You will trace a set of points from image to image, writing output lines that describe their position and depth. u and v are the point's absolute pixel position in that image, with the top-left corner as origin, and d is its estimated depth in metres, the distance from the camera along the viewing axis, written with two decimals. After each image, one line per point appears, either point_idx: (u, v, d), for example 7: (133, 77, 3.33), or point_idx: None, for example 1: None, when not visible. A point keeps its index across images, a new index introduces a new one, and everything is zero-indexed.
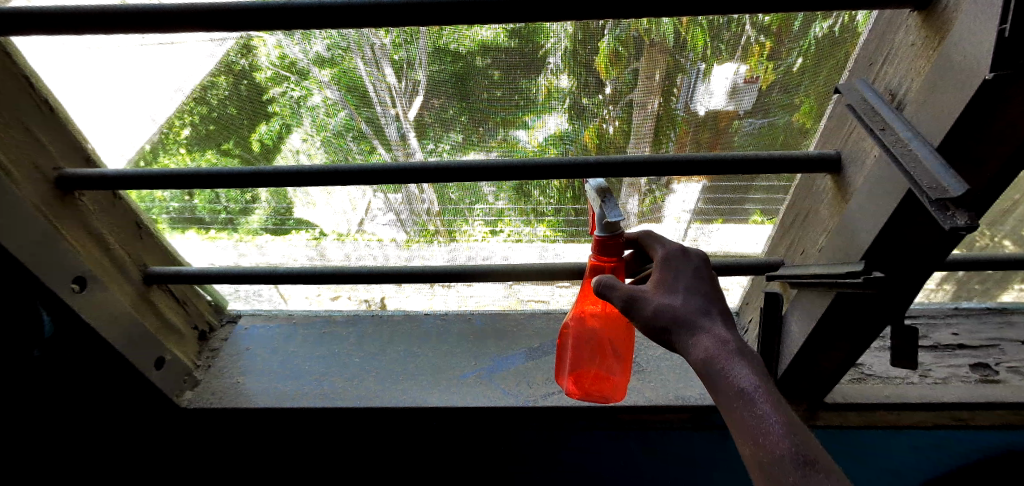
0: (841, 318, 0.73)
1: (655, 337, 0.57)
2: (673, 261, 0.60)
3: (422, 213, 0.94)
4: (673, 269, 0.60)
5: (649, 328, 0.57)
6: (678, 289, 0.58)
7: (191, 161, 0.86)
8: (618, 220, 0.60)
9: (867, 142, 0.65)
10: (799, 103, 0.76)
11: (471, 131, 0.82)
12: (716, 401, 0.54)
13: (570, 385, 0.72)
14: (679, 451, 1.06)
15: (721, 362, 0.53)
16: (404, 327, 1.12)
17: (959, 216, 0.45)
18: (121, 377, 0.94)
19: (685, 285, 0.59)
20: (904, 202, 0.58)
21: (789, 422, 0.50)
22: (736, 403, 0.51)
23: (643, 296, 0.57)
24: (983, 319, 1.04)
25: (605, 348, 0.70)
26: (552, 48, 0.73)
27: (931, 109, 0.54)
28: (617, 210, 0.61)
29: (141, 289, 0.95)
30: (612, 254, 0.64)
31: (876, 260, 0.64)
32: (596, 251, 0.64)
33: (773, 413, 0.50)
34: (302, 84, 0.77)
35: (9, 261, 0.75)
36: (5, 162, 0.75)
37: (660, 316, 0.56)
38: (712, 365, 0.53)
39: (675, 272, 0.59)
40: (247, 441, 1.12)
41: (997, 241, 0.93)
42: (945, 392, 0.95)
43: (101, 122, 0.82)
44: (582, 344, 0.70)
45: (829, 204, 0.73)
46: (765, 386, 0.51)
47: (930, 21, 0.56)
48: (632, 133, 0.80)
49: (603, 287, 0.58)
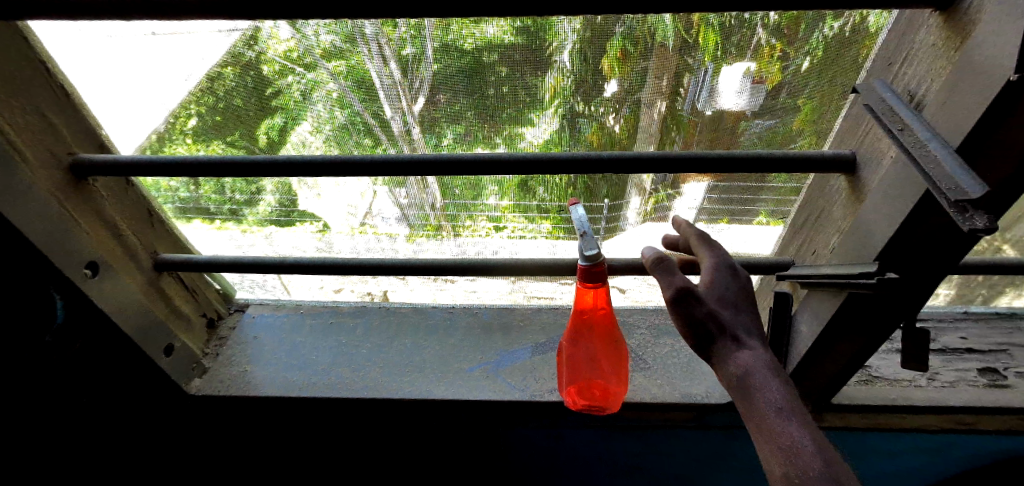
0: (851, 318, 0.73)
1: (693, 341, 0.56)
2: (725, 271, 0.59)
3: (427, 207, 0.94)
4: (724, 279, 0.58)
5: (690, 330, 0.56)
6: (726, 299, 0.57)
7: (199, 151, 0.86)
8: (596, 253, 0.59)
9: (883, 143, 0.65)
10: (801, 105, 0.76)
11: (477, 127, 0.83)
12: (744, 416, 0.54)
13: (571, 396, 0.70)
14: (683, 449, 1.06)
15: (757, 378, 0.53)
16: (411, 320, 1.12)
17: (977, 218, 0.45)
18: (132, 363, 0.95)
19: (732, 296, 0.57)
20: (921, 203, 0.57)
21: (820, 446, 0.51)
22: (768, 420, 0.52)
23: (694, 296, 0.56)
24: (992, 325, 1.03)
25: (605, 360, 0.69)
26: (559, 47, 0.73)
27: (950, 110, 0.53)
28: (592, 242, 0.59)
29: (152, 275, 0.95)
30: (597, 281, 0.61)
31: (890, 261, 0.64)
32: (580, 278, 0.62)
33: (805, 435, 0.51)
34: (310, 77, 0.77)
35: (24, 246, 0.75)
36: (4, 125, 0.73)
37: (703, 322, 0.55)
38: (748, 379, 0.53)
39: (725, 282, 0.58)
40: (253, 430, 1.13)
41: (997, 245, 0.93)
42: (953, 396, 0.95)
43: (114, 110, 0.83)
44: (582, 358, 0.69)
45: (844, 205, 0.73)
46: (799, 408, 0.52)
47: (952, 21, 0.55)
48: (639, 132, 0.80)
49: (660, 263, 0.58)
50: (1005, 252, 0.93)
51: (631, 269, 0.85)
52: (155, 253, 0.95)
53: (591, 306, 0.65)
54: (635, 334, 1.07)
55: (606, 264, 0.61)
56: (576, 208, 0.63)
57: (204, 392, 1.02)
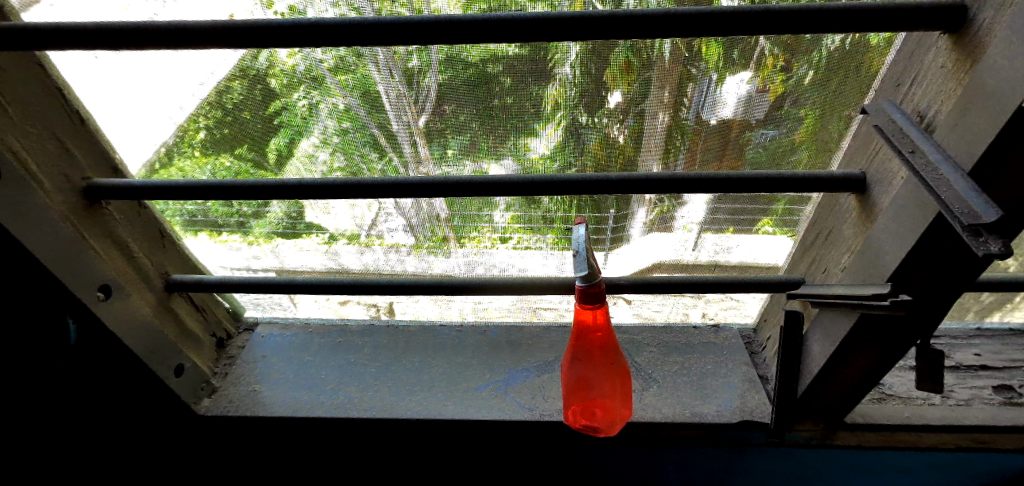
0: (865, 338, 0.72)
1: None
2: None
3: (433, 219, 0.94)
4: None
5: None
6: None
7: (205, 164, 0.86)
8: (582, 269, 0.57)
9: (893, 164, 0.65)
10: (804, 116, 0.76)
11: (483, 139, 0.83)
12: None
13: (573, 417, 0.68)
14: (694, 469, 1.04)
15: None
16: (419, 338, 1.12)
17: (992, 242, 0.44)
18: (141, 383, 0.95)
19: None
20: (931, 226, 0.57)
21: None
22: None
23: None
24: (1006, 341, 1.04)
25: (616, 385, 0.65)
26: (560, 59, 0.74)
27: (960, 132, 0.53)
28: (581, 262, 0.57)
29: (162, 296, 0.96)
30: (595, 302, 0.59)
31: (904, 282, 0.63)
32: (579, 301, 0.60)
33: None
34: (316, 91, 0.78)
35: (37, 270, 0.76)
36: (19, 149, 0.75)
37: None
38: None
39: None
40: (259, 452, 1.12)
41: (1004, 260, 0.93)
42: (968, 414, 0.94)
43: (123, 126, 0.83)
44: (596, 381, 0.65)
45: (853, 224, 0.73)
46: None
47: (961, 44, 0.56)
48: (642, 143, 0.80)
49: None
50: (1009, 267, 0.93)
51: (639, 285, 0.86)
52: (166, 274, 0.96)
53: (590, 322, 0.62)
54: (644, 352, 1.06)
55: (605, 287, 0.59)
56: (579, 228, 0.59)
57: (213, 412, 1.02)
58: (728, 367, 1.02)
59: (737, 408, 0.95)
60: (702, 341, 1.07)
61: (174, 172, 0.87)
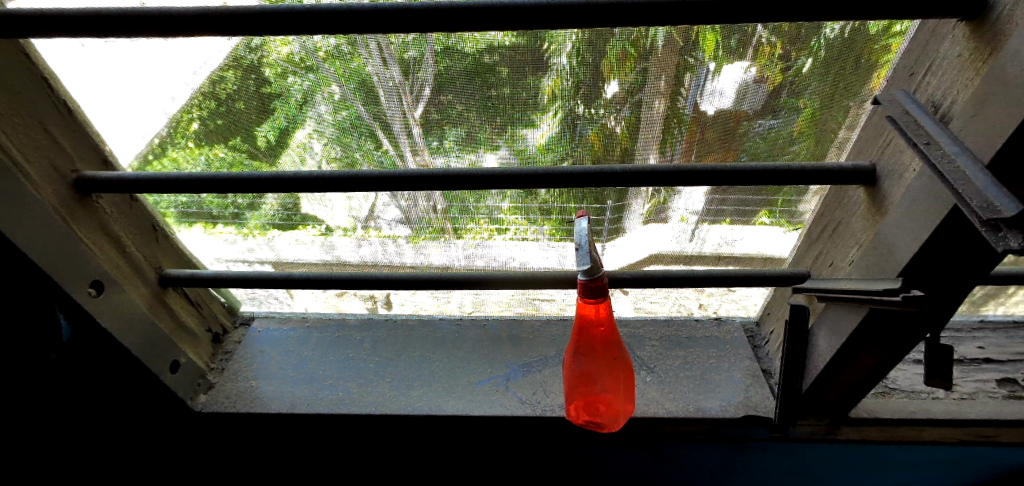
0: (873, 334, 0.71)
1: None
2: None
3: (429, 210, 0.92)
4: None
5: None
6: None
7: (201, 155, 0.84)
8: (587, 265, 0.55)
9: (905, 156, 0.64)
10: (802, 106, 0.74)
11: (481, 128, 0.80)
12: None
13: (574, 412, 0.65)
14: (696, 464, 1.04)
15: None
16: (418, 333, 1.11)
17: (1012, 237, 0.42)
18: (137, 380, 0.94)
19: None
20: (947, 220, 0.56)
21: None
22: None
23: None
24: (1010, 334, 1.04)
25: (620, 380, 0.64)
26: (558, 48, 0.72)
27: (979, 124, 0.52)
28: (585, 256, 0.56)
29: (156, 290, 0.94)
30: (597, 296, 0.58)
31: (915, 278, 0.62)
32: (582, 294, 0.59)
33: None
34: (308, 79, 0.75)
35: (28, 268, 0.74)
36: (6, 142, 0.73)
37: None
38: None
39: None
40: (257, 448, 1.10)
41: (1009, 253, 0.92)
42: (973, 408, 0.93)
43: (112, 116, 0.80)
44: (600, 376, 0.63)
45: (863, 218, 0.71)
46: None
47: (980, 33, 0.54)
48: (640, 133, 0.78)
49: None
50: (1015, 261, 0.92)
51: (639, 279, 0.84)
52: (161, 268, 0.95)
53: (592, 317, 0.61)
54: (647, 345, 1.05)
55: (608, 280, 0.58)
56: (580, 220, 0.58)
57: (210, 408, 1.01)
58: (731, 361, 1.01)
59: (741, 403, 0.94)
60: (705, 335, 1.06)
61: (167, 163, 0.85)
